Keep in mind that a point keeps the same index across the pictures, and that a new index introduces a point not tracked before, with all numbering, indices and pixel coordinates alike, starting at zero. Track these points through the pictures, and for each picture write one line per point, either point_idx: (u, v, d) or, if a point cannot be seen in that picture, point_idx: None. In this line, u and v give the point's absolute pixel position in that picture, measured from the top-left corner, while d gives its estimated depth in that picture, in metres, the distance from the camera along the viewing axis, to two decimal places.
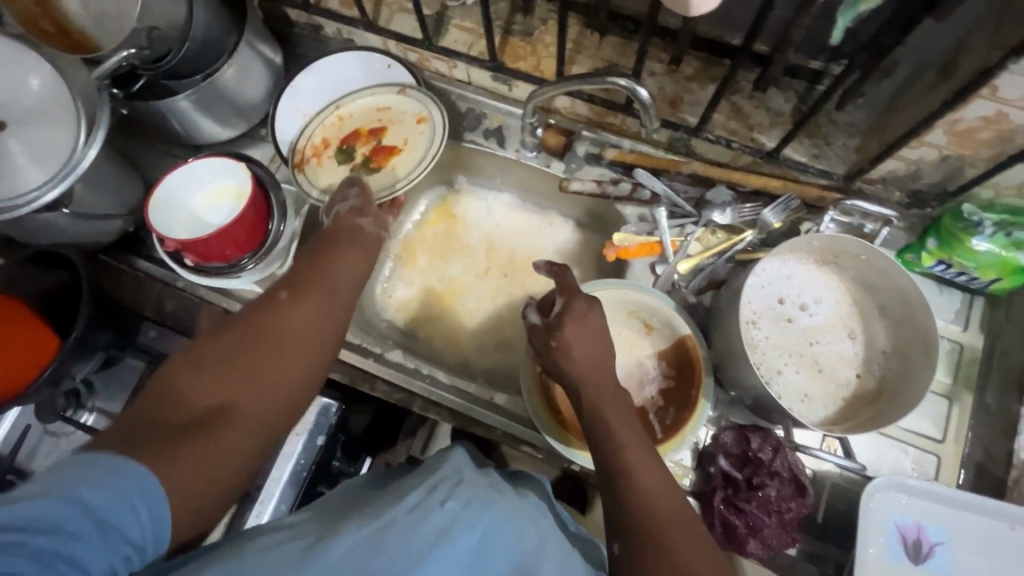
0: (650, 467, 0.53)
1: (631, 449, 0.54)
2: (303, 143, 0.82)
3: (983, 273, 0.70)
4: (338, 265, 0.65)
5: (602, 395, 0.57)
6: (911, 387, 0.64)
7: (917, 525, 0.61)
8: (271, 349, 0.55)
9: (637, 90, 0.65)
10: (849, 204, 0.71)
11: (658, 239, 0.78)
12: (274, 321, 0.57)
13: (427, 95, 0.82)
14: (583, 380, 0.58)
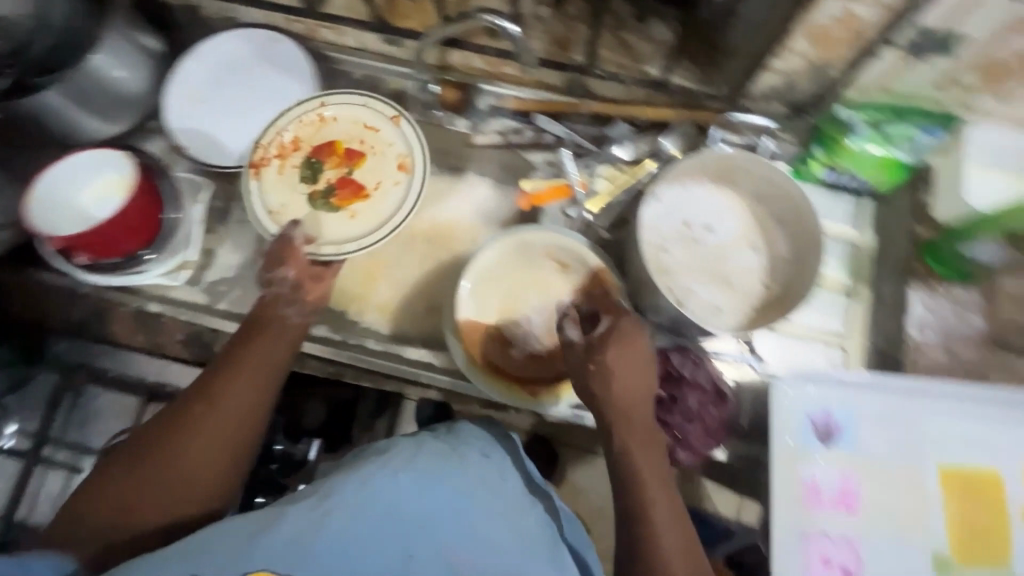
0: (673, 525, 0.56)
1: (659, 498, 0.57)
2: (270, 139, 0.74)
3: (865, 173, 0.74)
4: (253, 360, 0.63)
5: (637, 429, 0.59)
6: (801, 284, 0.69)
7: (825, 412, 0.66)
8: (185, 460, 0.57)
9: (503, 24, 0.67)
10: (734, 115, 0.74)
11: (568, 182, 0.80)
12: (186, 439, 0.58)
13: (415, 137, 0.74)
14: (620, 406, 0.59)
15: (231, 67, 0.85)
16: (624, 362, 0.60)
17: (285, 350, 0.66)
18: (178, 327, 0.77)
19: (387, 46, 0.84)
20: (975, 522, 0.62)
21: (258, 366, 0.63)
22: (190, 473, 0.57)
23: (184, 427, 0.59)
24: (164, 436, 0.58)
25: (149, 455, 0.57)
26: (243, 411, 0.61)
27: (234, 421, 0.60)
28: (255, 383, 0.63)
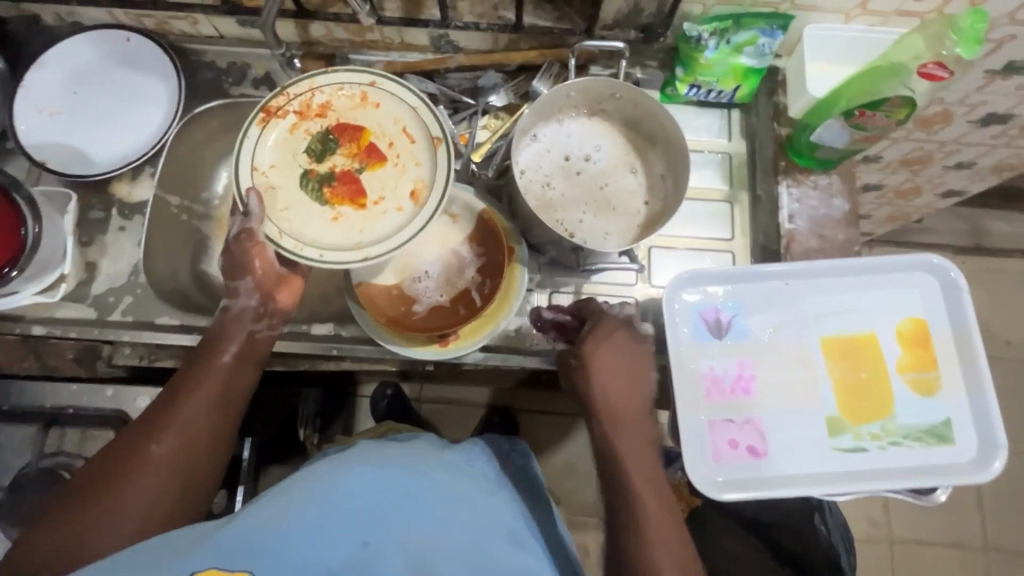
0: (657, 507, 0.59)
1: (636, 479, 0.60)
2: (300, 92, 0.68)
3: (724, 83, 0.78)
4: (206, 392, 0.61)
5: (625, 415, 0.63)
6: (679, 196, 0.72)
7: (715, 307, 0.70)
8: (138, 498, 0.55)
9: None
10: (586, 44, 0.74)
11: (448, 137, 0.81)
12: (138, 476, 0.55)
13: (439, 167, 0.65)
14: (607, 398, 0.64)
15: (83, 73, 0.81)
16: (611, 346, 0.66)
17: (239, 380, 0.64)
18: (68, 346, 0.74)
19: (244, 29, 0.82)
20: (855, 380, 0.68)
21: (213, 398, 0.61)
22: (139, 509, 0.54)
23: (133, 463, 0.56)
24: (113, 473, 0.55)
25: (96, 492, 0.54)
26: (199, 443, 0.59)
27: (190, 455, 0.58)
28: (210, 416, 0.60)
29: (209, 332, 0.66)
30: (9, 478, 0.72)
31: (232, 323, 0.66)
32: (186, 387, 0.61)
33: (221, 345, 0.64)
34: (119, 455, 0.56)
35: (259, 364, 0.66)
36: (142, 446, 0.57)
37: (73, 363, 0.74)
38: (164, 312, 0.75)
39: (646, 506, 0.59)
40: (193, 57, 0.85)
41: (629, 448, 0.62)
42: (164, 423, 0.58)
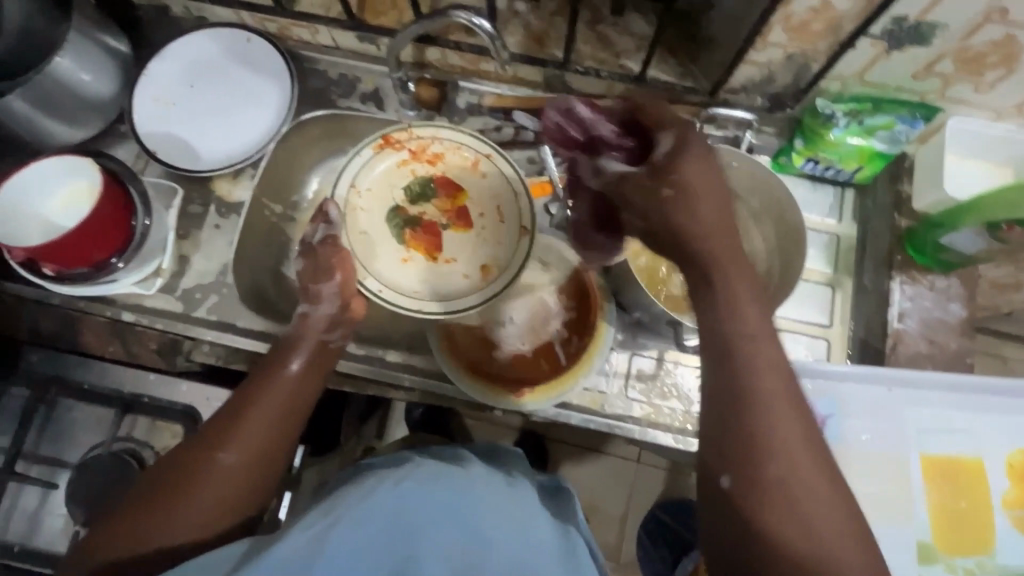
0: (756, 309, 0.49)
1: (741, 296, 0.49)
2: (424, 133, 0.73)
3: (846, 164, 0.74)
4: (273, 401, 0.61)
5: (767, 369, 0.47)
6: (787, 277, 0.68)
7: (809, 403, 0.66)
8: (207, 499, 0.54)
9: (479, 22, 0.64)
10: (715, 111, 0.73)
11: (548, 179, 0.78)
12: (209, 480, 0.55)
13: (516, 255, 0.70)
14: (735, 347, 0.48)
15: (202, 68, 0.83)
16: (723, 257, 0.50)
17: (304, 390, 0.63)
18: (153, 336, 0.76)
19: (362, 44, 0.82)
20: (955, 508, 0.63)
21: (278, 408, 0.60)
22: (208, 511, 0.54)
23: (203, 467, 0.55)
24: (184, 477, 0.55)
25: (168, 494, 0.53)
26: (264, 450, 0.58)
27: (256, 465, 0.57)
28: (277, 425, 0.60)
29: (284, 337, 0.66)
30: (80, 455, 0.74)
31: (306, 329, 0.66)
32: (254, 395, 0.61)
33: (289, 357, 0.64)
34: (190, 457, 0.56)
35: (322, 375, 0.66)
36: (212, 453, 0.56)
37: (156, 353, 0.76)
38: (246, 315, 0.76)
39: (816, 516, 0.44)
40: (306, 64, 0.85)
41: (786, 427, 0.46)
42: (233, 431, 0.58)
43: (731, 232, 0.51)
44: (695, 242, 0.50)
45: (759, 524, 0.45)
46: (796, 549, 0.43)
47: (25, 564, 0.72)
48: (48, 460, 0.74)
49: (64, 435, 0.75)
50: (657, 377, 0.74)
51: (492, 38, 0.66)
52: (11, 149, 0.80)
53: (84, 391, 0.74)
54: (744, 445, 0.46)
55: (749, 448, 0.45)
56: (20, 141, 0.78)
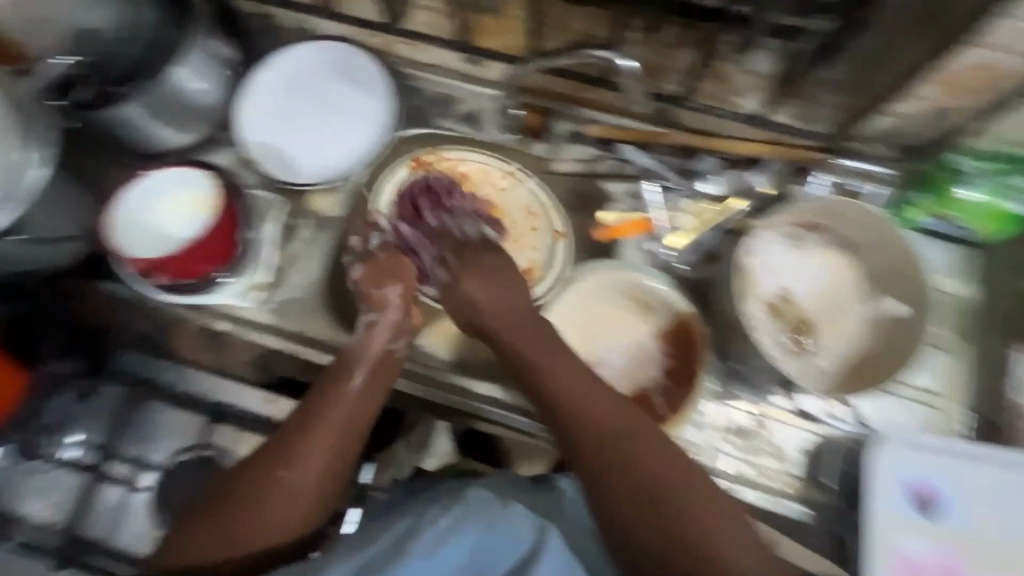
0: (577, 378, 0.57)
1: (558, 368, 0.58)
2: (454, 156, 0.78)
3: (973, 224, 0.69)
4: (335, 418, 0.60)
5: (596, 397, 0.56)
6: (905, 345, 0.65)
7: (926, 480, 0.62)
8: (266, 519, 0.56)
9: (623, 62, 0.66)
10: (840, 162, 0.71)
11: (648, 217, 0.76)
12: (277, 500, 0.57)
13: (557, 258, 0.73)
14: (572, 378, 0.58)
15: (304, 80, 0.83)
16: (536, 353, 0.60)
17: (366, 406, 0.62)
18: (243, 347, 0.76)
19: (466, 65, 0.81)
20: None
21: (335, 434, 0.59)
22: (278, 526, 0.56)
23: (266, 489, 0.57)
24: (255, 494, 0.57)
25: (241, 515, 0.56)
26: (327, 469, 0.58)
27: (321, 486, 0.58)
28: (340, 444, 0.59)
29: (345, 351, 0.65)
30: (166, 459, 0.75)
31: (370, 342, 0.65)
32: (317, 415, 0.60)
33: (352, 371, 0.63)
34: (250, 479, 0.58)
35: (385, 389, 0.64)
36: (276, 472, 0.57)
37: (244, 364, 0.76)
38: (336, 333, 0.76)
39: (684, 533, 0.49)
40: (407, 81, 0.83)
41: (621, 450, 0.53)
42: (299, 452, 0.58)
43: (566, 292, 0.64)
44: (527, 295, 0.64)
45: (629, 530, 0.50)
46: (653, 542, 0.49)
47: (102, 563, 0.72)
48: (134, 461, 0.75)
49: (149, 438, 0.75)
50: (754, 433, 0.70)
51: (631, 80, 0.67)
52: (116, 150, 0.81)
53: (176, 394, 0.76)
54: (616, 461, 0.52)
55: (607, 457, 0.53)
56: (126, 143, 0.79)
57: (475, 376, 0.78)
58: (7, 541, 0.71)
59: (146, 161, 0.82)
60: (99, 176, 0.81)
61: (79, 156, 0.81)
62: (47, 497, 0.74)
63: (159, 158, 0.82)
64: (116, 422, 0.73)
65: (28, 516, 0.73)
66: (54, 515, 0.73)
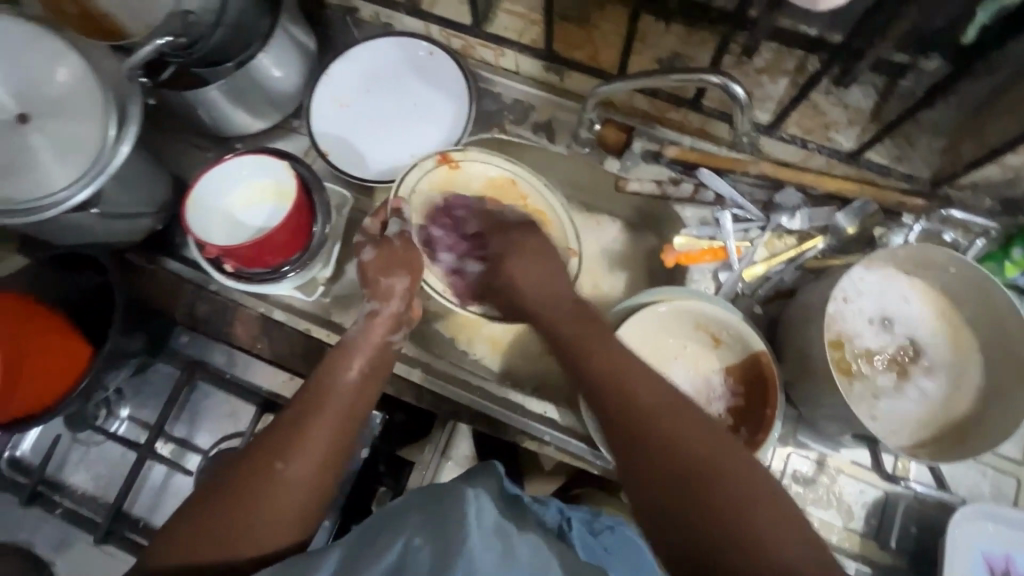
0: (603, 342, 0.59)
1: (591, 347, 0.59)
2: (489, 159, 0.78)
3: None
4: (333, 405, 0.59)
5: (635, 422, 0.53)
6: (1005, 408, 0.59)
7: (1005, 554, 0.60)
8: (272, 507, 0.53)
9: (731, 87, 0.61)
10: (946, 213, 0.67)
11: (722, 245, 0.74)
12: (267, 491, 0.53)
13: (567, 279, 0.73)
14: (610, 402, 0.55)
15: (382, 75, 0.82)
16: (575, 328, 0.61)
17: (364, 396, 0.62)
18: (297, 339, 0.76)
19: (546, 73, 0.79)
20: None
21: (340, 415, 0.59)
22: (276, 521, 0.53)
23: (266, 476, 0.54)
24: (250, 492, 0.53)
25: (228, 506, 0.52)
26: (326, 458, 0.56)
27: (317, 473, 0.55)
28: (336, 431, 0.58)
29: (345, 339, 0.65)
30: (214, 443, 0.75)
31: (370, 331, 0.65)
32: (319, 400, 0.59)
33: (348, 364, 0.62)
34: (251, 466, 0.54)
35: (383, 379, 0.64)
36: (271, 463, 0.54)
37: (299, 357, 0.76)
38: None
39: (772, 544, 0.45)
40: (482, 85, 0.83)
41: (685, 471, 0.49)
42: (293, 439, 0.56)
43: (603, 322, 0.62)
44: (587, 332, 0.60)
45: (721, 561, 0.46)
46: (687, 536, 0.47)
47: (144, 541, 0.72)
48: (181, 442, 0.75)
49: (199, 418, 0.76)
50: (816, 482, 0.68)
51: (739, 107, 0.63)
52: (191, 131, 0.81)
53: (228, 381, 0.76)
54: (669, 477, 0.49)
55: (655, 466, 0.50)
56: (202, 125, 0.79)
57: (526, 392, 0.77)
58: (54, 510, 0.72)
59: (218, 144, 0.82)
60: (171, 156, 0.82)
61: (155, 133, 0.82)
62: (93, 469, 0.75)
63: (231, 142, 0.82)
64: (169, 402, 0.74)
65: (75, 486, 0.74)
66: (100, 487, 0.74)
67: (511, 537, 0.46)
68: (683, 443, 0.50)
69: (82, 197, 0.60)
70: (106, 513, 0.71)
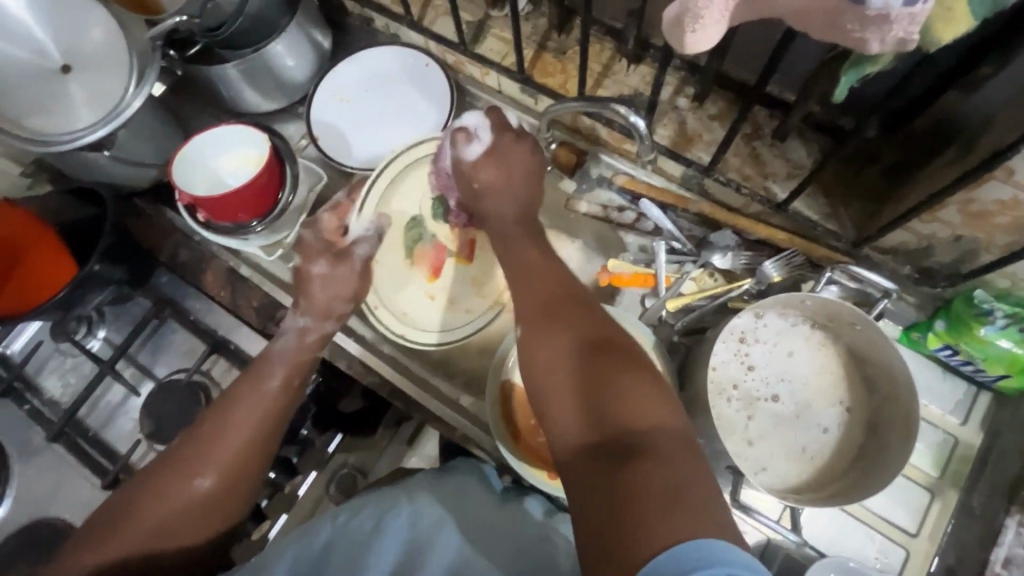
0: (534, 255, 0.60)
1: (525, 251, 0.61)
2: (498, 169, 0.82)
3: (988, 365, 0.65)
4: (247, 420, 0.61)
5: (532, 308, 0.55)
6: (882, 464, 0.61)
7: None
8: (184, 509, 0.56)
9: (634, 120, 0.66)
10: (850, 269, 0.69)
11: (654, 273, 0.77)
12: (183, 508, 0.56)
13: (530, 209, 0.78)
14: (517, 298, 0.57)
15: (380, 77, 0.92)
16: (512, 242, 0.62)
17: (281, 408, 0.64)
18: (257, 295, 0.84)
19: (521, 93, 0.86)
20: None
21: (255, 424, 0.61)
22: (192, 523, 0.56)
23: (179, 485, 0.57)
24: (158, 492, 0.56)
25: (146, 522, 0.55)
26: (241, 474, 0.60)
27: (235, 488, 0.59)
28: (250, 446, 0.61)
29: (269, 352, 0.68)
30: (168, 374, 0.84)
31: (293, 349, 0.68)
32: (229, 407, 0.62)
33: (266, 375, 0.65)
34: (164, 478, 0.57)
35: (298, 395, 0.67)
36: (188, 481, 0.57)
37: (254, 311, 0.84)
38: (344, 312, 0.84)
39: (628, 408, 0.45)
40: (468, 98, 0.91)
41: (571, 346, 0.50)
42: (212, 453, 0.59)
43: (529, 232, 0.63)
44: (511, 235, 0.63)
45: (572, 421, 0.47)
46: (568, 419, 0.47)
47: (89, 449, 0.81)
48: (141, 368, 0.84)
49: (161, 351, 0.85)
50: None
51: (641, 139, 0.68)
52: (211, 103, 0.94)
53: (191, 321, 0.85)
54: (565, 364, 0.50)
55: (557, 356, 0.50)
56: (219, 99, 0.91)
57: (450, 380, 0.82)
58: (22, 405, 0.83)
59: (231, 116, 0.94)
60: (190, 121, 0.94)
61: (180, 100, 0.94)
62: (65, 377, 0.85)
63: (242, 117, 0.94)
64: (138, 330, 0.83)
65: (46, 390, 0.84)
66: (66, 394, 0.84)
67: (428, 515, 0.59)
68: (573, 325, 0.52)
69: (97, 136, 0.71)
70: (62, 416, 0.80)
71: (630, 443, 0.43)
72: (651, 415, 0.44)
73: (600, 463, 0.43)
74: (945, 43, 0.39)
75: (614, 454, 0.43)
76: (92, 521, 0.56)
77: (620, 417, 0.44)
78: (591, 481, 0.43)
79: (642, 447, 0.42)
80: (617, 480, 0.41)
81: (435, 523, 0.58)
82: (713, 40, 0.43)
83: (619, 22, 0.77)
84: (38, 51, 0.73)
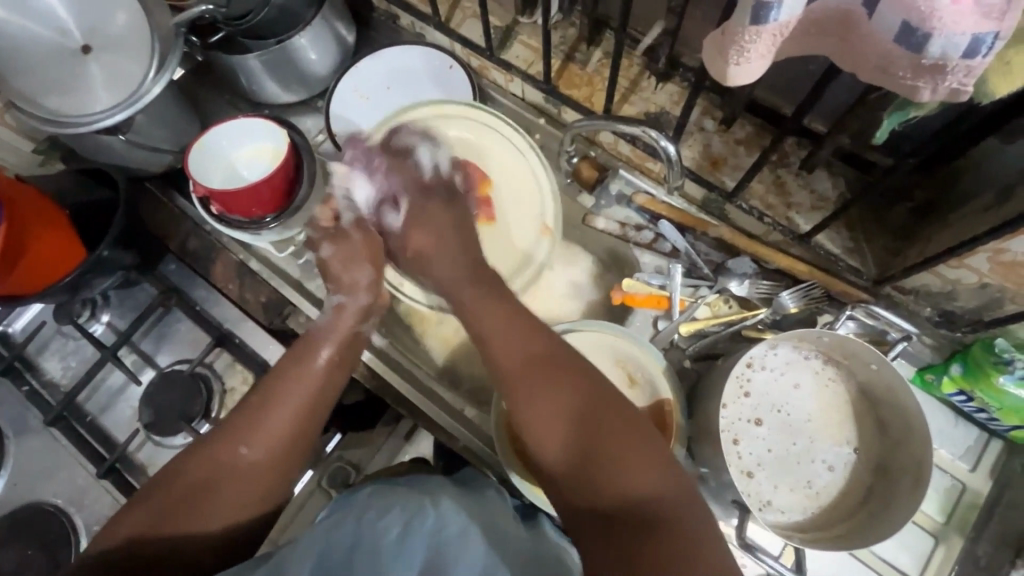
0: (500, 313, 0.58)
1: (493, 315, 0.58)
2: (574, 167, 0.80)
3: (1001, 413, 0.64)
4: (301, 392, 0.60)
5: (514, 370, 0.54)
6: (890, 511, 0.60)
7: None
8: (231, 485, 0.54)
9: (664, 144, 0.65)
10: (873, 308, 0.68)
11: (668, 295, 0.76)
12: (229, 471, 0.54)
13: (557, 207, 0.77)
14: (495, 359, 0.56)
15: (402, 76, 0.90)
16: (486, 299, 0.61)
17: (330, 385, 0.62)
18: (265, 290, 0.83)
19: (544, 103, 0.85)
20: None
21: (309, 396, 0.60)
22: (239, 502, 0.54)
23: (223, 455, 0.54)
24: (209, 460, 0.54)
25: (199, 481, 0.53)
26: (288, 441, 0.57)
27: (281, 457, 0.57)
28: (301, 420, 0.59)
29: (318, 324, 0.66)
30: (170, 363, 0.83)
31: (339, 322, 0.67)
32: (286, 376, 0.60)
33: (319, 347, 0.63)
34: (216, 443, 0.55)
35: (349, 368, 0.66)
36: (233, 446, 0.55)
37: (261, 306, 0.83)
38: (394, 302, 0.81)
39: (615, 476, 0.46)
40: (491, 103, 0.90)
41: (557, 406, 0.51)
42: (257, 424, 0.56)
43: (504, 299, 0.60)
44: (483, 291, 0.61)
45: (570, 490, 0.48)
46: (572, 488, 0.48)
47: (86, 435, 0.80)
48: (143, 355, 0.83)
49: (164, 339, 0.84)
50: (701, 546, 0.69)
51: (668, 163, 0.67)
52: (230, 93, 0.93)
53: (196, 312, 0.84)
54: (560, 428, 0.50)
55: (547, 424, 0.50)
56: (238, 88, 0.89)
57: (454, 389, 0.82)
58: (21, 386, 0.82)
59: (249, 106, 0.92)
60: (208, 109, 0.93)
61: (200, 86, 0.93)
62: (66, 359, 0.84)
63: (260, 107, 0.92)
64: (142, 317, 0.82)
65: (46, 371, 0.84)
66: (66, 377, 0.83)
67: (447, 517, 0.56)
68: (562, 389, 0.51)
69: (114, 119, 0.71)
70: (60, 400, 0.79)
71: (638, 515, 0.45)
72: (648, 487, 0.46)
73: (611, 536, 0.45)
74: (998, 96, 0.38)
75: (624, 523, 0.45)
76: (138, 498, 0.53)
77: (618, 487, 0.46)
78: (603, 549, 0.45)
79: (643, 517, 0.45)
80: (633, 554, 0.43)
81: (462, 531, 0.55)
82: (753, 75, 0.42)
83: (651, 38, 0.76)
84: (58, 29, 0.71)
